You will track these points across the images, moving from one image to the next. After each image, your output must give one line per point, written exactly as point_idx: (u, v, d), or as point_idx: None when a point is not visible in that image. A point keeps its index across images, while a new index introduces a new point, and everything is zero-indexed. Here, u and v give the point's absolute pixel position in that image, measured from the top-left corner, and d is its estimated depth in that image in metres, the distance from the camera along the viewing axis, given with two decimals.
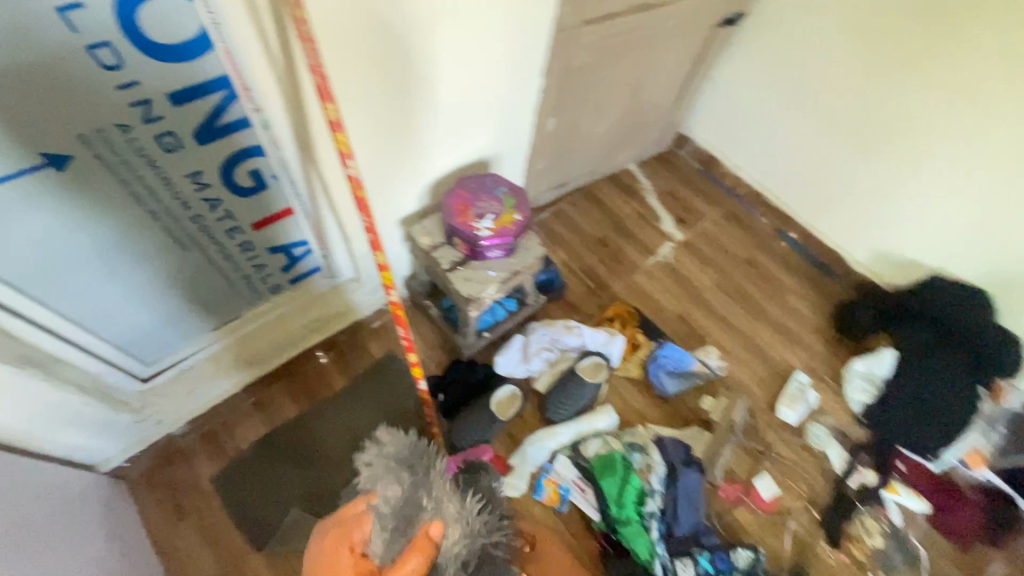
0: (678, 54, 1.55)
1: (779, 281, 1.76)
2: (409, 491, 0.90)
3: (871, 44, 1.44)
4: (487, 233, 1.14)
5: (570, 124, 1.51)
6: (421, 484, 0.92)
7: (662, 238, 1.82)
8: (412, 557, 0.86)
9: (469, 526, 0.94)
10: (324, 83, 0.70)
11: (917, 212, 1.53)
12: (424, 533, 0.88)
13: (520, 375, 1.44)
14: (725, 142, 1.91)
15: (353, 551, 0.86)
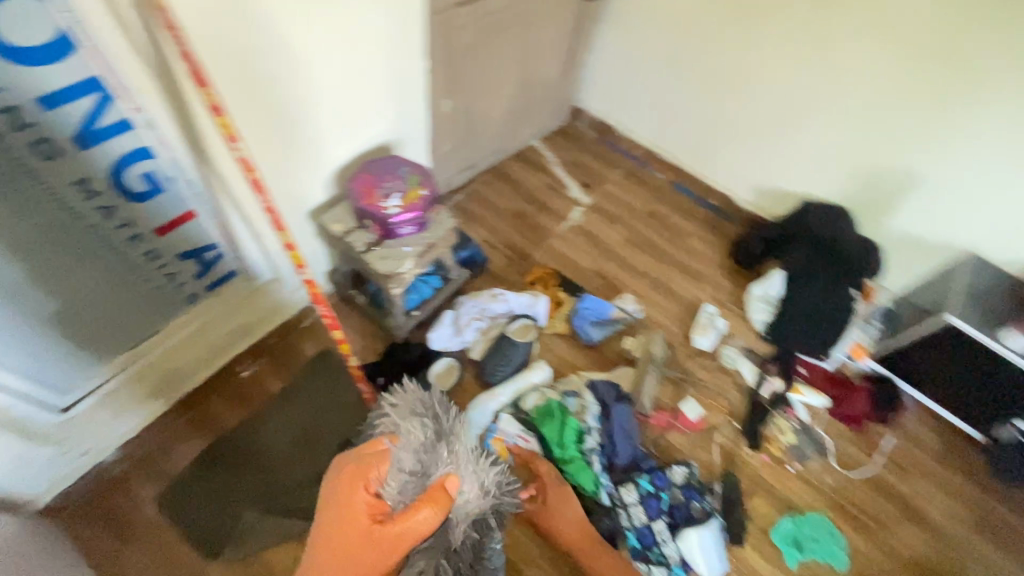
0: (553, 29, 1.68)
1: (681, 227, 1.93)
2: (429, 437, 0.99)
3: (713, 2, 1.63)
4: (396, 210, 1.20)
5: (465, 105, 1.60)
6: (445, 434, 1.00)
7: (572, 205, 1.95)
8: (421, 506, 0.90)
9: (481, 484, 0.97)
10: (199, 68, 0.78)
11: (780, 147, 1.74)
12: (439, 486, 0.93)
13: (456, 347, 1.51)
14: (614, 109, 2.07)
15: (373, 495, 0.93)
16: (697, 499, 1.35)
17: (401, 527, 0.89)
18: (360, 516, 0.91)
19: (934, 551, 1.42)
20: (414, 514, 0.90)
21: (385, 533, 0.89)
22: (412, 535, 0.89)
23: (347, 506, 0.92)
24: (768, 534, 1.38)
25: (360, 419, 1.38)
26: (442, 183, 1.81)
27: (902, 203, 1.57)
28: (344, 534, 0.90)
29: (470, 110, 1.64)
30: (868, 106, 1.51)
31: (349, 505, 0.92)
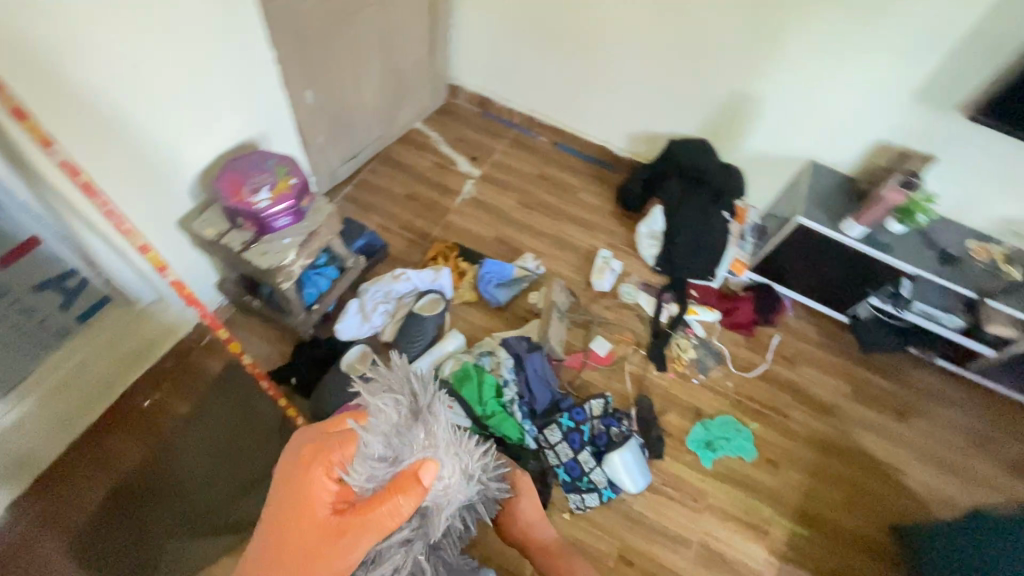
0: (407, 8, 1.69)
1: (569, 183, 2.03)
2: (405, 419, 0.72)
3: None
4: (266, 203, 1.18)
5: (330, 95, 1.59)
6: (422, 414, 0.73)
7: (463, 179, 1.99)
8: (386, 500, 0.69)
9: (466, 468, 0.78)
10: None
11: (639, 93, 1.87)
12: (412, 473, 0.70)
13: (365, 333, 1.52)
14: (488, 81, 2.12)
15: (335, 479, 0.71)
16: (615, 425, 1.44)
17: (362, 521, 0.69)
18: (314, 503, 0.70)
19: (824, 424, 1.61)
20: (376, 507, 0.69)
21: (331, 526, 0.69)
22: (350, 540, 0.69)
23: (297, 483, 0.71)
24: (684, 442, 1.52)
25: (279, 422, 1.36)
26: (327, 177, 1.79)
27: (751, 127, 1.75)
28: (281, 511, 0.71)
29: (337, 100, 1.63)
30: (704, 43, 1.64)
31: (300, 487, 0.71)
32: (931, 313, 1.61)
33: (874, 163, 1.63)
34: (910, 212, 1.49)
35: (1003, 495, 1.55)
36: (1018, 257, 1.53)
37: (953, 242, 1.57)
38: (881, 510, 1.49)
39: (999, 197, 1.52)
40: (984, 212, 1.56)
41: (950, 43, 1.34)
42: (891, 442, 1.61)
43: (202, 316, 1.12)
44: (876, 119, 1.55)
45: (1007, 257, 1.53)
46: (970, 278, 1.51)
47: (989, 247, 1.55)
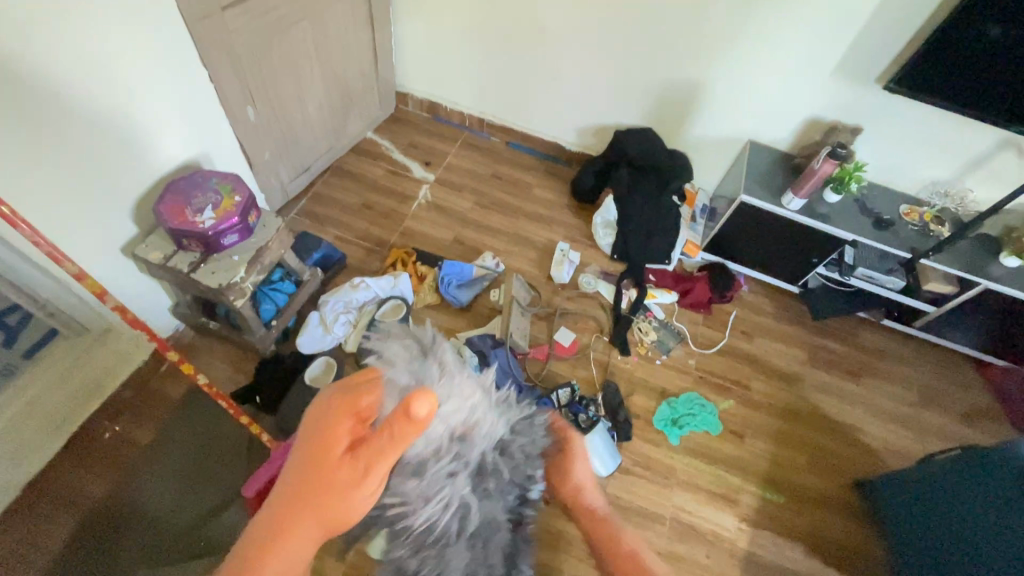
0: (345, 19, 1.71)
1: (524, 181, 2.06)
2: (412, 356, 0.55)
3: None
4: (212, 223, 1.18)
5: (273, 110, 1.59)
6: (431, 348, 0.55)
7: (417, 184, 2.00)
8: (393, 434, 0.48)
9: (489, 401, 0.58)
10: None
11: (581, 88, 1.91)
12: (405, 400, 0.48)
13: (328, 344, 1.53)
14: (435, 86, 2.14)
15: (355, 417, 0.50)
16: (582, 411, 1.46)
17: (364, 461, 0.49)
18: (325, 449, 0.50)
19: (783, 391, 1.67)
20: (378, 441, 0.48)
21: (336, 472, 0.49)
22: (348, 478, 0.49)
23: (311, 424, 0.52)
24: (651, 422, 1.56)
25: (246, 441, 1.35)
26: (279, 192, 1.78)
27: (690, 113, 1.81)
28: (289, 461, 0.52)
29: (280, 115, 1.63)
30: (638, 35, 1.69)
31: (311, 428, 0.51)
32: (872, 275, 1.68)
33: (807, 138, 1.71)
34: (844, 180, 1.58)
35: (953, 441, 1.64)
36: (948, 216, 1.64)
37: (887, 207, 1.66)
38: (842, 468, 1.56)
39: (922, 161, 1.61)
40: (912, 176, 1.66)
41: (862, 20, 1.42)
42: (848, 402, 1.68)
43: (153, 342, 1.09)
44: (804, 97, 1.62)
45: (936, 218, 1.63)
46: (905, 239, 1.60)
47: (919, 210, 1.65)
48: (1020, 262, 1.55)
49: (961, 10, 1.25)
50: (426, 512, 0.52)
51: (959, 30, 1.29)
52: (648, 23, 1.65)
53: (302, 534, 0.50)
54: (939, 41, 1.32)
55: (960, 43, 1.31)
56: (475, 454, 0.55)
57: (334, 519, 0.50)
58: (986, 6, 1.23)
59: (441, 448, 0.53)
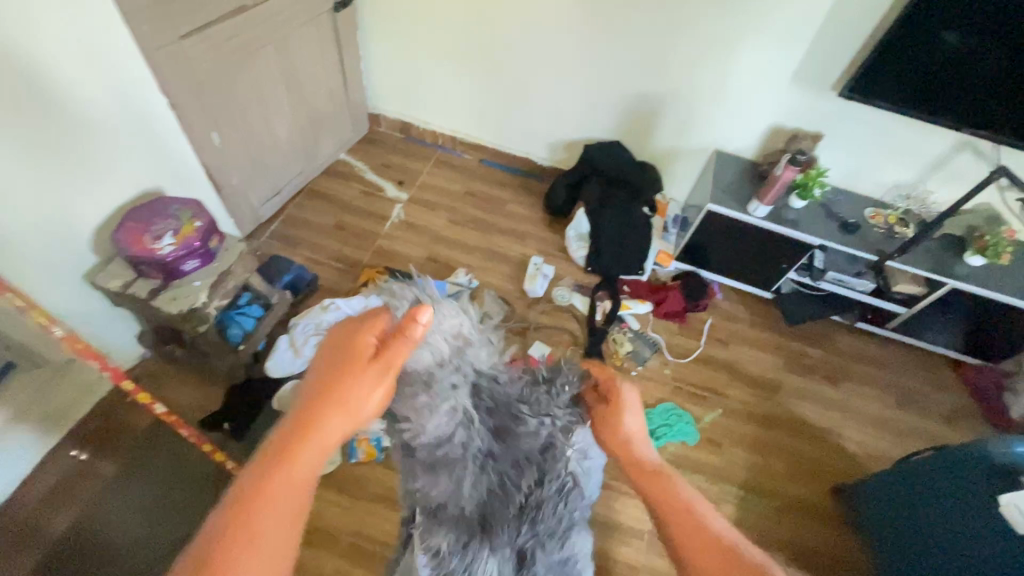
0: (311, 44, 1.72)
1: (497, 197, 2.07)
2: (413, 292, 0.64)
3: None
4: (171, 248, 1.18)
5: (239, 135, 1.60)
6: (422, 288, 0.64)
7: (391, 204, 2.01)
8: (405, 338, 0.51)
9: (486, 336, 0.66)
10: None
11: (549, 104, 1.94)
12: (408, 314, 0.52)
13: (295, 367, 1.46)
14: (406, 107, 2.16)
15: (379, 328, 0.52)
16: None
17: (386, 364, 0.51)
18: (353, 355, 0.51)
19: (760, 398, 1.66)
20: (394, 344, 0.51)
21: (362, 373, 0.51)
22: (371, 378, 0.51)
23: (331, 339, 0.53)
24: None
25: (214, 469, 1.33)
26: (250, 216, 1.78)
27: (657, 125, 1.83)
28: (311, 374, 0.53)
29: (246, 139, 1.63)
30: (600, 50, 1.72)
31: (332, 341, 0.53)
32: (842, 278, 1.69)
33: (771, 145, 1.74)
34: (807, 186, 1.60)
35: (931, 442, 1.63)
36: (912, 217, 1.65)
37: (852, 210, 1.68)
38: (821, 474, 1.55)
39: (883, 164, 1.64)
40: (874, 179, 1.68)
41: (814, 29, 1.46)
42: (825, 407, 1.67)
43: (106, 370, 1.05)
44: (765, 105, 1.65)
45: (901, 219, 1.65)
46: (870, 242, 1.62)
47: (884, 212, 1.67)
48: (984, 259, 1.55)
49: (904, 17, 1.29)
50: (431, 426, 0.59)
51: (903, 36, 1.32)
52: (610, 39, 1.68)
53: (319, 440, 0.50)
54: (886, 47, 1.36)
55: (907, 49, 1.34)
56: (473, 370, 0.62)
57: (350, 422, 0.51)
58: (928, 12, 1.27)
59: (443, 359, 0.59)
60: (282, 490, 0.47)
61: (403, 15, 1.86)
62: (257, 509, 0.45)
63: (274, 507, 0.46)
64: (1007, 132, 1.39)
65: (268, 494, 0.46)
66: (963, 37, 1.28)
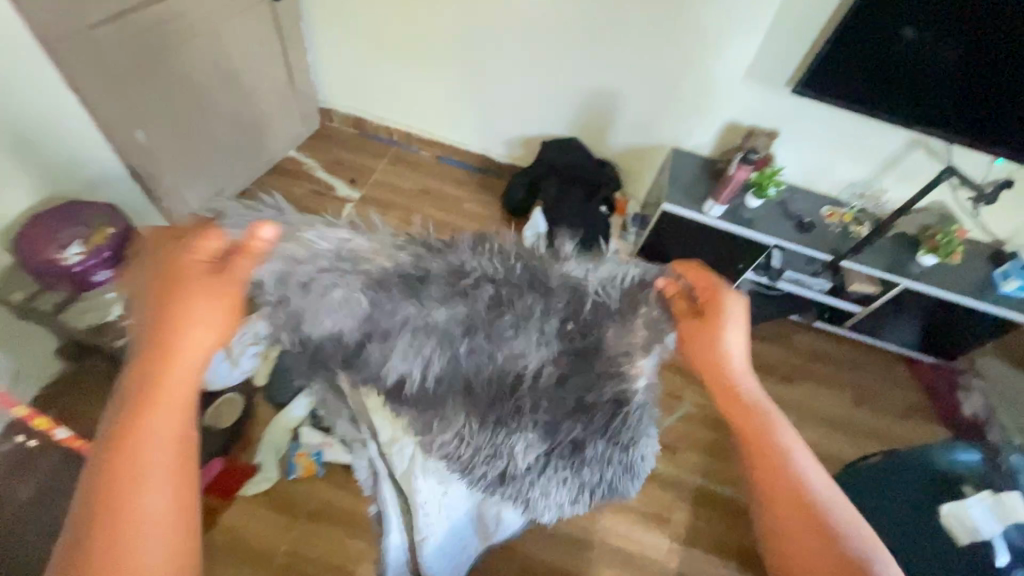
0: (249, 35, 1.63)
1: (453, 196, 2.01)
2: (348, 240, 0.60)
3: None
4: (80, 258, 1.10)
5: (169, 132, 1.50)
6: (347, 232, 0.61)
7: (341, 204, 1.93)
8: (246, 254, 0.53)
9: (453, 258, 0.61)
10: None
11: (503, 99, 1.87)
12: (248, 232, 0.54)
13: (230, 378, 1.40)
14: (358, 101, 2.07)
15: (203, 247, 0.52)
16: None
17: (227, 276, 0.52)
18: (175, 287, 0.51)
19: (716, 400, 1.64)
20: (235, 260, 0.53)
21: (196, 299, 0.51)
22: (209, 303, 0.51)
23: (149, 281, 0.52)
24: None
25: None
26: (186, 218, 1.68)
27: (613, 121, 1.78)
28: (144, 318, 0.51)
29: (178, 136, 1.53)
30: (553, 43, 1.66)
31: (151, 285, 0.51)
32: (801, 278, 1.67)
33: (727, 142, 1.70)
34: (762, 184, 1.57)
35: (883, 442, 1.63)
36: (867, 216, 1.64)
37: (808, 209, 1.66)
38: None
39: (838, 162, 1.61)
40: (830, 177, 1.66)
41: (766, 22, 1.43)
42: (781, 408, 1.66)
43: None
44: (720, 102, 1.62)
45: (856, 218, 1.63)
46: (826, 241, 1.60)
47: (839, 211, 1.65)
48: (937, 259, 1.54)
49: (854, 11, 1.26)
50: (402, 363, 0.58)
51: (855, 31, 1.29)
52: (562, 32, 1.62)
53: (183, 373, 0.49)
54: (838, 42, 1.32)
55: (859, 43, 1.31)
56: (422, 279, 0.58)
57: (212, 335, 0.51)
58: (876, 7, 1.24)
59: (342, 300, 0.56)
60: (154, 431, 0.46)
61: (349, 4, 1.78)
62: (133, 452, 0.45)
63: (152, 443, 0.46)
64: (960, 130, 1.38)
65: (141, 435, 0.45)
66: (914, 31, 1.25)
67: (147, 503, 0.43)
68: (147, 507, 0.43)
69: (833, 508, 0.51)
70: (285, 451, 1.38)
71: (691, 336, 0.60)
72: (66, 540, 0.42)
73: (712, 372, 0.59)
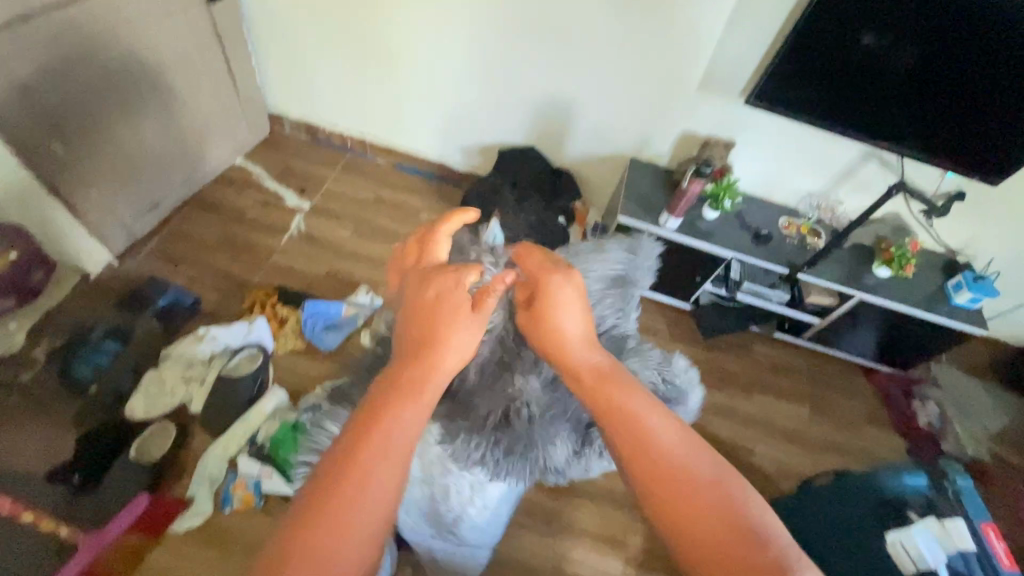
0: (182, 39, 1.54)
1: (409, 205, 1.94)
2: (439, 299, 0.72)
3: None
4: None
5: (94, 144, 1.41)
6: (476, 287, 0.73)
7: (290, 214, 1.85)
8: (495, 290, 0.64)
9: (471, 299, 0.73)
10: None
11: (457, 107, 1.82)
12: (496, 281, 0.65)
13: (163, 407, 1.35)
14: (310, 107, 1.99)
15: (488, 287, 0.64)
16: None
17: (482, 315, 0.62)
18: (438, 308, 0.61)
19: None
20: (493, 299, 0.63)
21: (458, 321, 0.61)
22: (468, 320, 0.61)
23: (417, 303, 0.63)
24: None
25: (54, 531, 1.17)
26: (120, 233, 1.58)
27: (570, 130, 1.74)
28: (408, 336, 0.61)
29: (108, 147, 1.44)
30: (505, 50, 1.61)
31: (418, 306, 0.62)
32: (758, 289, 1.65)
33: (684, 152, 1.67)
34: (717, 197, 1.55)
35: (839, 454, 1.62)
36: (823, 227, 1.62)
37: (766, 220, 1.64)
38: None
39: (795, 172, 1.60)
40: (788, 187, 1.64)
41: (721, 30, 1.39)
42: (740, 422, 1.64)
43: None
44: (675, 111, 1.59)
45: (813, 230, 1.61)
46: (783, 254, 1.57)
47: (796, 222, 1.63)
48: (890, 272, 1.54)
49: (807, 20, 1.23)
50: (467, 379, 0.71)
51: (809, 40, 1.27)
52: (513, 38, 1.57)
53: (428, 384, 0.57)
54: (792, 52, 1.30)
55: (813, 54, 1.29)
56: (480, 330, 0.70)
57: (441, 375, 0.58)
58: (823, 20, 1.22)
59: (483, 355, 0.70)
60: (398, 424, 0.53)
61: (293, 6, 1.69)
62: (385, 438, 0.51)
63: (402, 441, 0.52)
64: (911, 143, 1.37)
65: (392, 422, 0.52)
66: (868, 41, 1.24)
67: (377, 484, 0.48)
68: (377, 494, 0.48)
69: (694, 473, 0.49)
70: (222, 481, 1.32)
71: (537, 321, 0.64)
72: (314, 483, 0.48)
73: (566, 367, 0.61)
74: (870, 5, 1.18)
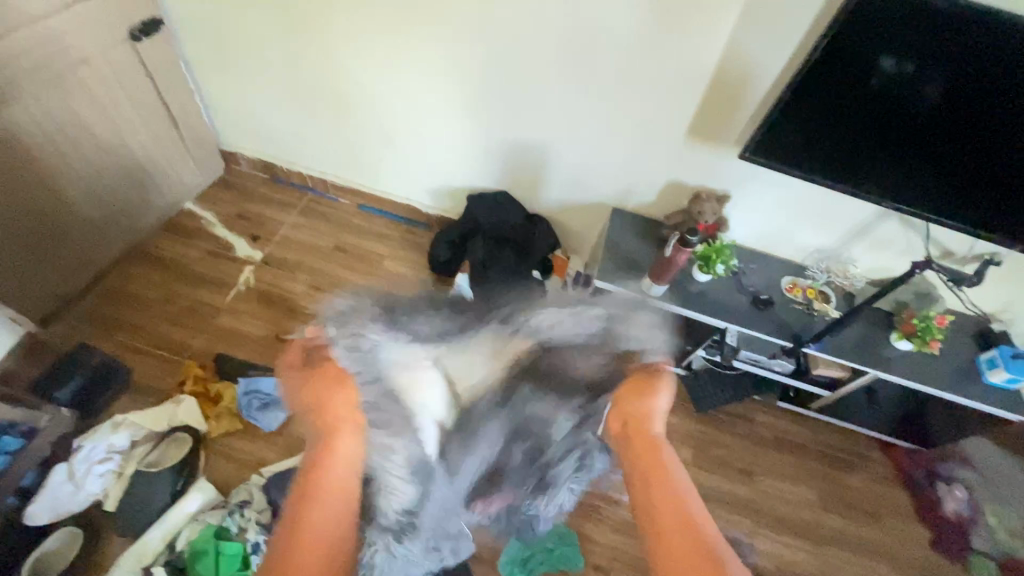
0: (105, 83, 1.38)
1: (372, 254, 1.76)
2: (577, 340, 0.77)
3: (274, 7, 1.41)
4: None
5: (8, 211, 1.26)
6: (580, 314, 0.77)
7: (240, 266, 1.68)
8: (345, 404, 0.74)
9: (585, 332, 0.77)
10: None
11: (421, 150, 1.64)
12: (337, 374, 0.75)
13: (72, 507, 1.20)
14: (264, 147, 1.83)
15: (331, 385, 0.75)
16: None
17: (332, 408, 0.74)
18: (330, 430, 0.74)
19: None
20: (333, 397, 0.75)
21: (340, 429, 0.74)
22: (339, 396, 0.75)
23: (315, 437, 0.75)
24: (497, 566, 1.27)
25: None
26: (42, 299, 1.43)
27: (545, 175, 1.55)
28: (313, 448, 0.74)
29: (27, 209, 1.30)
30: (469, 91, 1.43)
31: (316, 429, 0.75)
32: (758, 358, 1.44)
33: (673, 201, 1.48)
34: (710, 259, 1.35)
35: (851, 549, 1.42)
36: (833, 290, 1.42)
37: (766, 281, 1.43)
38: None
39: (798, 227, 1.40)
40: (792, 242, 1.44)
41: (708, 73, 1.20)
42: (734, 510, 1.43)
43: None
44: (660, 161, 1.40)
45: (821, 293, 1.41)
46: (786, 323, 1.36)
47: (802, 284, 1.42)
48: (912, 346, 1.33)
49: (814, 58, 1.02)
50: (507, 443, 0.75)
51: (815, 81, 1.06)
52: (476, 78, 1.39)
53: (337, 465, 0.72)
54: (794, 102, 1.10)
55: (822, 96, 1.08)
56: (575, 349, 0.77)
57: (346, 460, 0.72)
58: (826, 65, 1.03)
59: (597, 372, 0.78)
60: (322, 512, 0.67)
61: (235, 41, 1.53)
62: (315, 497, 0.69)
63: (337, 488, 0.70)
64: (941, 206, 1.16)
65: (316, 516, 0.67)
66: (892, 78, 1.02)
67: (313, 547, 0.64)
68: (315, 545, 0.64)
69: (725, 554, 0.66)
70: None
71: (627, 400, 0.79)
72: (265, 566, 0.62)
73: (635, 436, 0.77)
74: (888, 52, 0.98)
